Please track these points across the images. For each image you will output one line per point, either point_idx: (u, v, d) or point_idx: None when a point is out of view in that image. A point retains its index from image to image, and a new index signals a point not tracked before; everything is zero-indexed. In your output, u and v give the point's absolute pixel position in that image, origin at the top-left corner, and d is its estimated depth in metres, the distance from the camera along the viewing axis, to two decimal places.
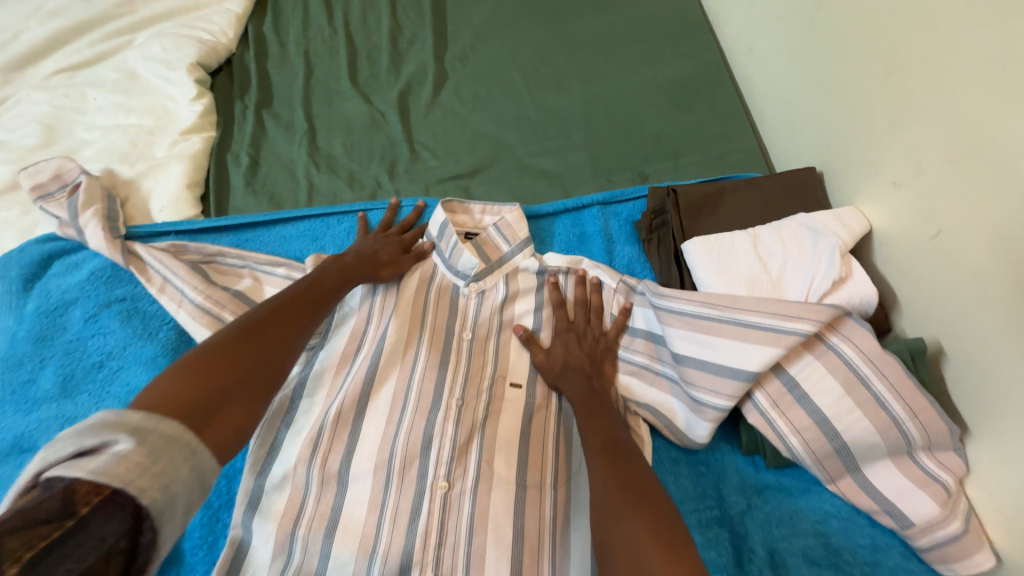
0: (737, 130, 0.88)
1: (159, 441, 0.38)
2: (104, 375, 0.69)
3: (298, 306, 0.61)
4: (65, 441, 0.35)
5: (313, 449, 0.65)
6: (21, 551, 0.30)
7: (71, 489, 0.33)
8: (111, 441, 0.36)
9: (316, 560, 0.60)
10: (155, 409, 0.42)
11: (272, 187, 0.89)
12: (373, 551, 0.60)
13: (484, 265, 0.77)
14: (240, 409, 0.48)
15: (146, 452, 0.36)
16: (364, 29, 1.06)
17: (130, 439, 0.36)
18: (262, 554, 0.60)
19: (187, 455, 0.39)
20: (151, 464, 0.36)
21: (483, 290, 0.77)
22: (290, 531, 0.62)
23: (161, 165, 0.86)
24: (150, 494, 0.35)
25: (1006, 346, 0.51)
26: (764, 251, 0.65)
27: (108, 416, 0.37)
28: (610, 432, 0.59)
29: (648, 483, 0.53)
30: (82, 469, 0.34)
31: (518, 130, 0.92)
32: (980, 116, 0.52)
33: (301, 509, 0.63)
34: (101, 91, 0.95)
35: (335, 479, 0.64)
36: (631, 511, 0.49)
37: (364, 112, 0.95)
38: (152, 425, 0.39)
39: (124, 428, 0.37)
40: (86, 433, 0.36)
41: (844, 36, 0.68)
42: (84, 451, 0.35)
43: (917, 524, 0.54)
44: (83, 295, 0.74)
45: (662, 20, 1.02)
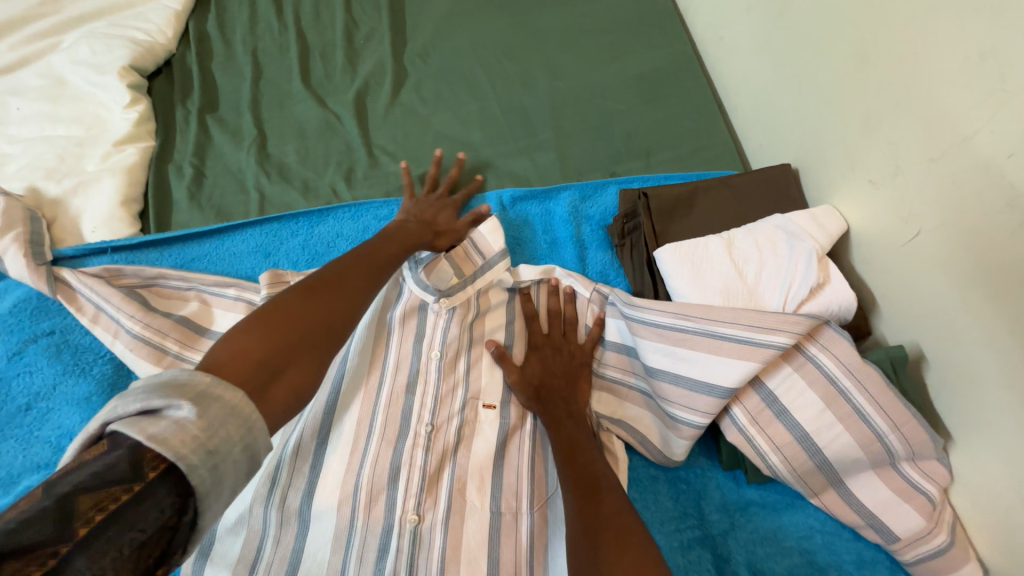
0: (710, 125, 0.85)
1: (220, 413, 0.33)
2: (33, 418, 0.63)
3: (363, 270, 0.58)
4: (134, 395, 0.32)
5: (271, 487, 0.59)
6: (91, 513, 0.28)
7: (136, 451, 0.30)
8: (174, 406, 0.32)
9: None
10: (223, 365, 0.38)
11: (220, 200, 0.82)
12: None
13: (458, 281, 0.72)
14: (307, 370, 0.43)
15: (206, 424, 0.32)
16: (316, 25, 0.99)
17: (193, 407, 0.32)
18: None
19: (243, 431, 0.34)
20: (207, 439, 0.31)
21: (454, 307, 0.70)
22: None
23: (92, 180, 0.79)
24: (199, 473, 0.31)
25: (989, 353, 0.49)
26: (739, 256, 0.62)
27: (179, 376, 0.34)
28: (585, 464, 0.55)
29: (632, 522, 0.48)
30: (143, 431, 0.30)
31: (484, 130, 0.87)
32: (960, 113, 0.50)
33: (258, 554, 0.58)
34: (23, 99, 0.86)
35: (294, 520, 0.59)
36: (613, 557, 0.44)
37: (318, 115, 0.89)
38: (218, 392, 0.34)
39: (190, 393, 0.33)
40: (154, 392, 0.32)
41: (817, 28, 0.64)
42: (149, 411, 0.32)
43: (902, 538, 0.52)
44: (5, 330, 0.67)
45: (630, 10, 0.97)
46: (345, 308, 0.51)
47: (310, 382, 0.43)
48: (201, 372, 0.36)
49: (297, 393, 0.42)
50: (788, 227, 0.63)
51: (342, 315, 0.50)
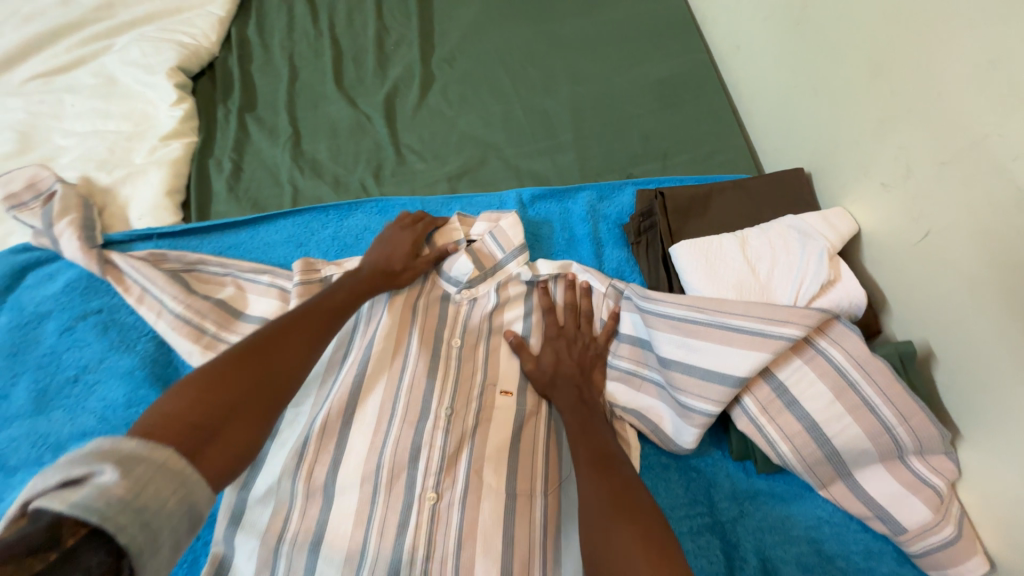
0: (725, 130, 0.88)
1: (146, 472, 0.35)
2: (81, 389, 0.67)
3: (311, 318, 0.59)
4: (56, 468, 0.33)
5: (302, 458, 0.63)
6: None
7: (57, 520, 0.30)
8: (97, 471, 0.33)
9: None
10: (151, 432, 0.40)
11: (256, 193, 0.87)
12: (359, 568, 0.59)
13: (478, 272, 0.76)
14: (242, 430, 0.45)
15: (131, 485, 0.33)
16: (350, 31, 1.05)
17: (116, 469, 0.34)
18: (244, 572, 0.58)
19: (178, 485, 0.36)
20: (133, 498, 0.33)
21: (475, 298, 0.76)
22: (274, 547, 0.59)
23: (140, 171, 0.84)
24: (129, 533, 0.32)
25: (995, 349, 0.51)
26: (752, 254, 0.65)
27: (104, 442, 0.35)
28: (599, 443, 0.58)
29: (641, 499, 0.51)
30: (64, 500, 0.31)
31: (506, 132, 0.91)
32: (969, 118, 0.52)
33: (285, 524, 0.61)
34: (79, 97, 0.93)
35: (320, 494, 0.62)
36: (620, 524, 0.48)
37: (349, 115, 0.94)
38: (147, 452, 0.36)
39: (114, 457, 0.34)
40: (76, 462, 0.33)
41: (832, 38, 0.67)
42: (71, 481, 0.32)
43: (910, 530, 0.53)
44: (58, 307, 0.72)
45: (650, 20, 1.01)
46: (286, 364, 0.53)
47: (246, 441, 0.45)
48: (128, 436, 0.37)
49: (233, 451, 0.44)
50: (801, 226, 0.65)
51: (284, 372, 0.52)
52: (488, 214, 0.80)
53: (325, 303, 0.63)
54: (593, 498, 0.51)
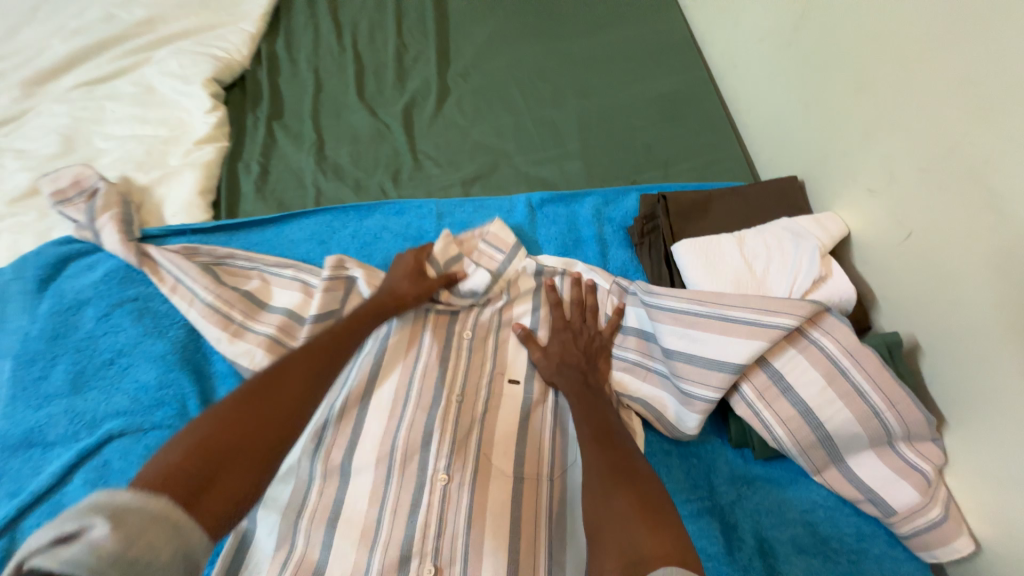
0: (723, 142, 0.93)
1: (141, 523, 0.33)
2: (115, 371, 0.72)
3: (316, 357, 0.58)
4: (44, 528, 0.31)
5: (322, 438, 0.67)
6: None
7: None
8: (89, 525, 0.31)
9: (317, 551, 0.61)
10: (143, 482, 0.37)
11: (281, 194, 0.92)
12: (373, 546, 0.61)
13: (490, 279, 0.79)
14: (240, 479, 0.42)
15: (125, 537, 0.31)
16: (372, 48, 1.12)
17: (108, 523, 0.32)
18: (265, 546, 0.61)
19: (171, 533, 0.34)
20: (128, 551, 0.31)
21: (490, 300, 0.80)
22: (293, 522, 0.62)
23: (175, 173, 0.90)
24: None
25: (974, 339, 0.55)
26: (749, 252, 0.69)
27: (96, 496, 0.33)
28: (601, 420, 0.62)
29: (642, 469, 0.54)
30: (55, 558, 0.29)
31: (517, 141, 0.97)
32: (943, 128, 0.57)
33: (304, 501, 0.64)
34: (120, 104, 0.99)
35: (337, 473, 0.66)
36: (618, 489, 0.51)
37: (370, 124, 1.00)
38: (140, 502, 0.34)
39: (107, 510, 0.32)
40: (68, 519, 0.31)
41: (820, 56, 0.73)
42: (62, 538, 0.30)
43: (899, 512, 0.56)
44: (96, 295, 0.77)
45: (652, 41, 1.08)
46: (290, 402, 0.51)
47: (244, 491, 0.42)
48: (123, 488, 0.35)
49: (230, 503, 0.41)
50: (794, 227, 0.69)
51: (285, 408, 0.50)
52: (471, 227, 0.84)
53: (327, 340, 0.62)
54: (599, 468, 0.54)
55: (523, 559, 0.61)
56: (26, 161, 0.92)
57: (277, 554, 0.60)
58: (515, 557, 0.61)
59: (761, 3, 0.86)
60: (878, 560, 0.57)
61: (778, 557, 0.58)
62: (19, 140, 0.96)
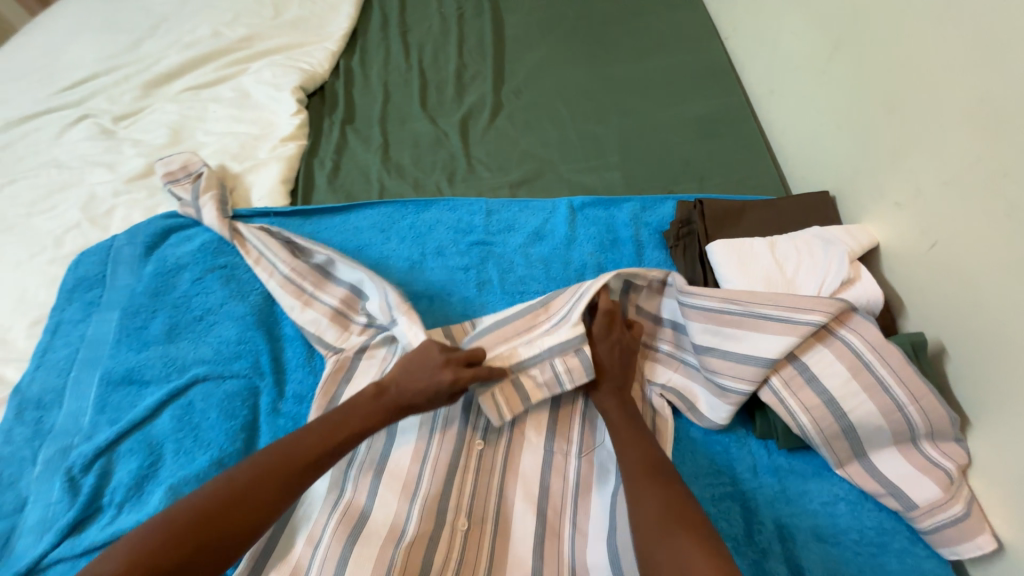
0: (758, 160, 0.99)
1: None
2: (204, 325, 0.83)
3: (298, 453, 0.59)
4: None
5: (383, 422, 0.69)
6: None
7: None
8: None
9: (364, 497, 0.66)
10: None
11: (349, 187, 1.04)
12: (412, 499, 0.66)
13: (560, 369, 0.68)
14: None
15: None
16: (435, 67, 1.25)
17: None
18: (318, 489, 0.66)
19: None
20: None
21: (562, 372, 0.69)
22: (344, 470, 0.67)
23: (263, 164, 1.03)
24: None
25: (997, 342, 0.57)
26: (780, 255, 0.74)
27: None
28: (650, 451, 0.63)
29: (694, 511, 0.56)
30: None
31: (562, 151, 1.06)
32: (963, 147, 0.61)
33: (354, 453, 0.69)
34: (220, 105, 1.15)
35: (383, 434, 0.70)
36: (682, 532, 0.53)
37: (430, 131, 1.11)
38: None
39: None
40: None
41: (852, 81, 0.79)
42: None
43: (920, 506, 0.58)
44: (193, 261, 0.89)
45: (693, 66, 1.16)
46: (238, 519, 0.54)
47: None
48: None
49: None
50: (824, 235, 0.74)
51: (243, 522, 0.54)
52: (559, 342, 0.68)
53: (314, 443, 0.60)
54: (653, 508, 0.56)
55: (549, 524, 0.65)
56: (142, 149, 1.08)
57: (329, 496, 0.66)
58: (543, 520, 0.65)
59: (798, 34, 0.92)
60: (898, 554, 0.58)
61: (797, 543, 0.60)
62: (136, 132, 1.13)
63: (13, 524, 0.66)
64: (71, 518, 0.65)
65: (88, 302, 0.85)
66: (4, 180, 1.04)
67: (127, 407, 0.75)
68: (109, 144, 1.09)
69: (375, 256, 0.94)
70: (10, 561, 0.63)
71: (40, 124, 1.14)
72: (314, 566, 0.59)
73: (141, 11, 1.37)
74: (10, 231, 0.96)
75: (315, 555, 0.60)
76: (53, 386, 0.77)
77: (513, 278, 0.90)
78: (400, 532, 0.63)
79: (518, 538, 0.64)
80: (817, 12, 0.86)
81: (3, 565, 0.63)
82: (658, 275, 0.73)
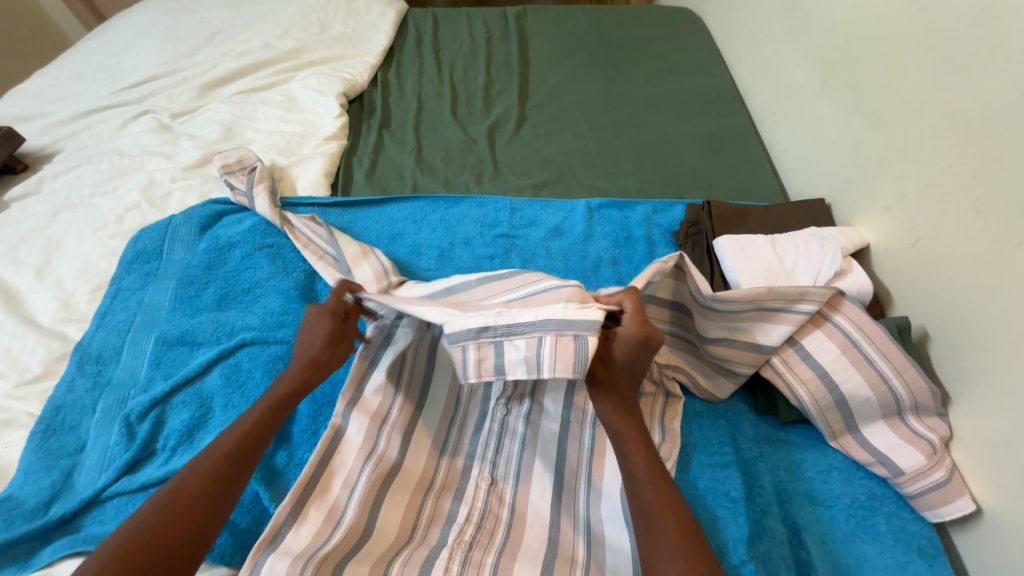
0: (761, 172, 1.08)
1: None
2: (251, 297, 0.90)
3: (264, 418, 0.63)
4: None
5: (395, 384, 0.73)
6: None
7: None
8: None
9: (396, 452, 0.69)
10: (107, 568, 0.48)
11: (385, 183, 1.13)
12: (440, 457, 0.72)
13: (547, 353, 0.56)
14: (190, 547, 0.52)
15: None
16: (465, 81, 1.37)
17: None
18: (354, 438, 0.68)
19: None
20: None
21: (548, 356, 0.56)
22: (378, 427, 0.70)
23: (308, 159, 1.13)
24: None
25: (972, 323, 0.65)
26: (780, 249, 0.82)
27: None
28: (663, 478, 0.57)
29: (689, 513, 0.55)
30: None
31: (581, 159, 1.16)
32: (938, 155, 0.70)
33: (387, 413, 0.71)
34: (268, 107, 1.26)
35: (415, 394, 0.75)
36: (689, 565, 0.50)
37: (460, 137, 1.22)
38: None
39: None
40: None
41: (843, 101, 0.89)
42: None
43: (906, 472, 0.65)
44: (242, 240, 0.97)
45: (703, 88, 1.27)
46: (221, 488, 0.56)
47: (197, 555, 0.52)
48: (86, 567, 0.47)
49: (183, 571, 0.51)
50: (821, 234, 0.83)
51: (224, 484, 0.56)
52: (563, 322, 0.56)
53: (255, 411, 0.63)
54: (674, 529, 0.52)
55: (566, 483, 0.70)
56: (196, 142, 1.18)
57: (363, 450, 0.68)
58: (559, 478, 0.70)
59: (797, 61, 1.03)
60: (886, 516, 0.65)
61: (794, 504, 0.66)
62: (191, 127, 1.23)
63: (74, 463, 0.72)
64: (127, 459, 0.71)
65: (145, 273, 0.93)
66: (70, 164, 1.14)
67: (180, 365, 0.82)
68: (166, 137, 1.20)
69: (408, 244, 1.02)
70: (70, 495, 0.69)
71: (102, 117, 1.25)
72: (351, 504, 0.63)
73: (198, 22, 1.51)
74: (75, 209, 1.05)
75: (351, 497, 0.64)
76: (112, 344, 0.84)
77: (534, 267, 0.97)
78: (429, 482, 0.70)
79: (537, 494, 0.69)
80: (814, 42, 0.97)
81: (66, 497, 0.69)
82: (674, 262, 0.69)
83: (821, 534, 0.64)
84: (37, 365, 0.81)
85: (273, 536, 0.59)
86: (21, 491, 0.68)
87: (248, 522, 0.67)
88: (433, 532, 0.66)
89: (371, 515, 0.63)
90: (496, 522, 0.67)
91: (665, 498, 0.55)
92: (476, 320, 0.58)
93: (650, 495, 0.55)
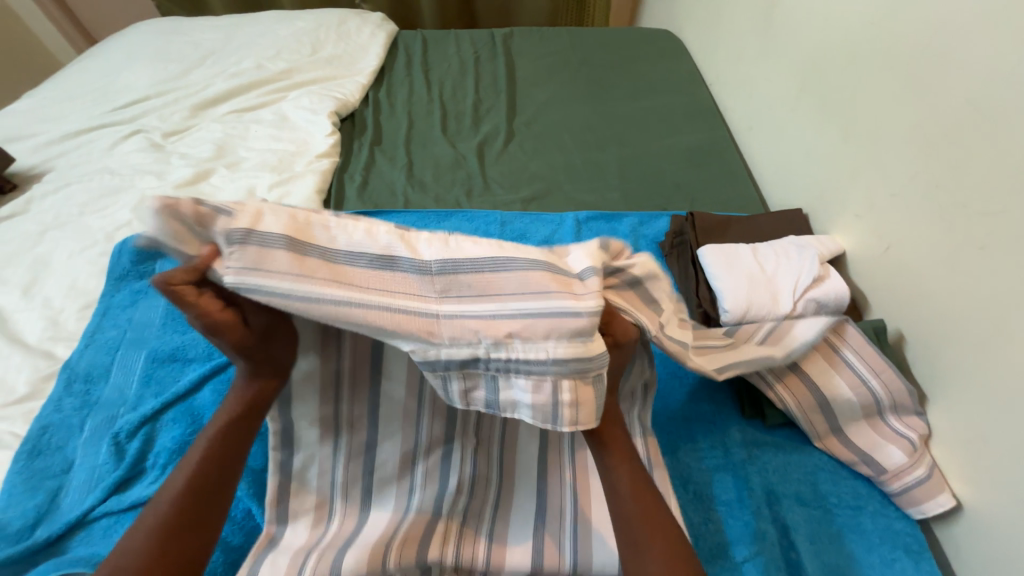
0: (742, 184, 1.12)
1: None
2: None
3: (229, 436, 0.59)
4: None
5: (337, 388, 0.64)
6: None
7: None
8: None
9: (365, 439, 0.66)
10: None
11: (376, 199, 1.15)
12: (417, 425, 0.68)
13: (560, 402, 0.49)
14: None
15: None
16: (454, 100, 1.41)
17: None
18: (311, 435, 0.65)
19: None
20: None
21: (560, 407, 0.49)
22: (337, 425, 0.65)
23: (299, 176, 1.14)
24: None
25: (942, 324, 0.68)
26: (761, 257, 0.85)
27: None
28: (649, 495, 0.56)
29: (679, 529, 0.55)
30: None
31: (568, 174, 1.19)
32: (903, 165, 0.75)
33: (339, 413, 0.65)
34: (261, 126, 1.28)
35: (365, 395, 0.66)
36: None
37: (450, 154, 1.25)
38: None
39: None
40: None
41: (815, 116, 0.93)
42: None
43: (890, 470, 0.67)
44: None
45: (684, 105, 1.32)
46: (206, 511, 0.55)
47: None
48: None
49: None
50: (799, 242, 0.86)
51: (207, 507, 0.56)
52: (573, 368, 0.48)
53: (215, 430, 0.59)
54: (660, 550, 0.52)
55: (549, 470, 0.69)
56: (188, 160, 1.19)
57: (325, 445, 0.65)
58: (542, 467, 0.69)
59: (770, 79, 1.09)
60: (871, 515, 0.66)
61: (783, 506, 0.67)
62: (182, 146, 1.24)
63: (60, 484, 0.71)
64: (116, 478, 0.70)
65: (136, 290, 0.93)
66: (59, 184, 1.14)
67: (170, 383, 0.81)
68: (158, 156, 1.20)
69: None
70: (55, 517, 0.68)
71: (93, 137, 1.26)
72: (341, 502, 0.65)
73: (191, 44, 1.54)
74: (63, 227, 1.05)
75: (338, 497, 0.65)
76: (101, 362, 0.83)
77: None
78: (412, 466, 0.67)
79: (522, 493, 0.68)
80: (787, 60, 1.02)
81: (51, 519, 0.68)
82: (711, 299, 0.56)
83: (811, 534, 0.64)
84: (23, 385, 0.80)
85: (269, 539, 0.63)
86: (6, 514, 0.67)
87: (240, 539, 0.66)
88: (419, 526, 0.63)
89: (361, 510, 0.65)
90: (483, 495, 0.68)
91: (652, 516, 0.54)
92: (457, 351, 0.49)
93: (633, 511, 0.55)
